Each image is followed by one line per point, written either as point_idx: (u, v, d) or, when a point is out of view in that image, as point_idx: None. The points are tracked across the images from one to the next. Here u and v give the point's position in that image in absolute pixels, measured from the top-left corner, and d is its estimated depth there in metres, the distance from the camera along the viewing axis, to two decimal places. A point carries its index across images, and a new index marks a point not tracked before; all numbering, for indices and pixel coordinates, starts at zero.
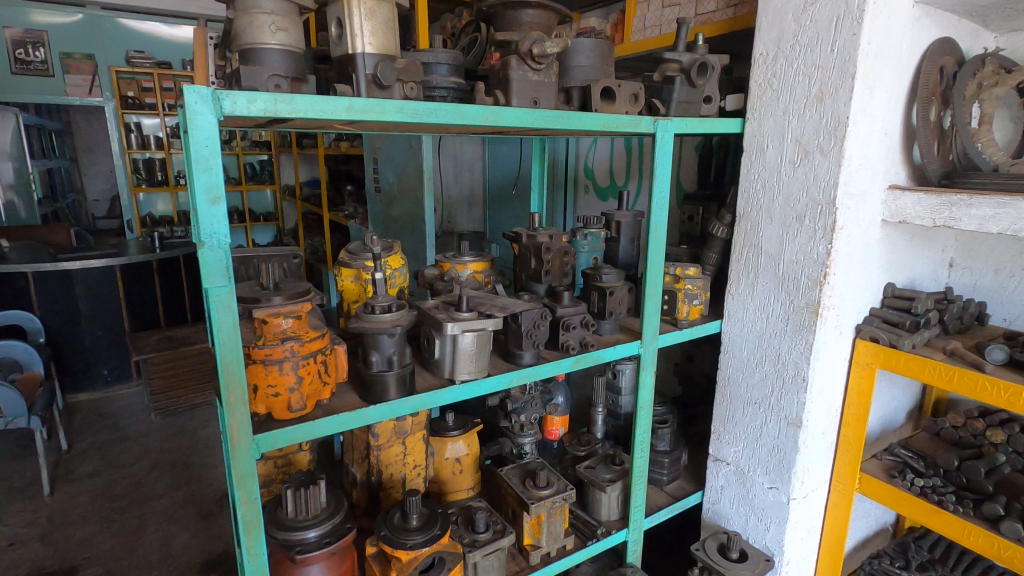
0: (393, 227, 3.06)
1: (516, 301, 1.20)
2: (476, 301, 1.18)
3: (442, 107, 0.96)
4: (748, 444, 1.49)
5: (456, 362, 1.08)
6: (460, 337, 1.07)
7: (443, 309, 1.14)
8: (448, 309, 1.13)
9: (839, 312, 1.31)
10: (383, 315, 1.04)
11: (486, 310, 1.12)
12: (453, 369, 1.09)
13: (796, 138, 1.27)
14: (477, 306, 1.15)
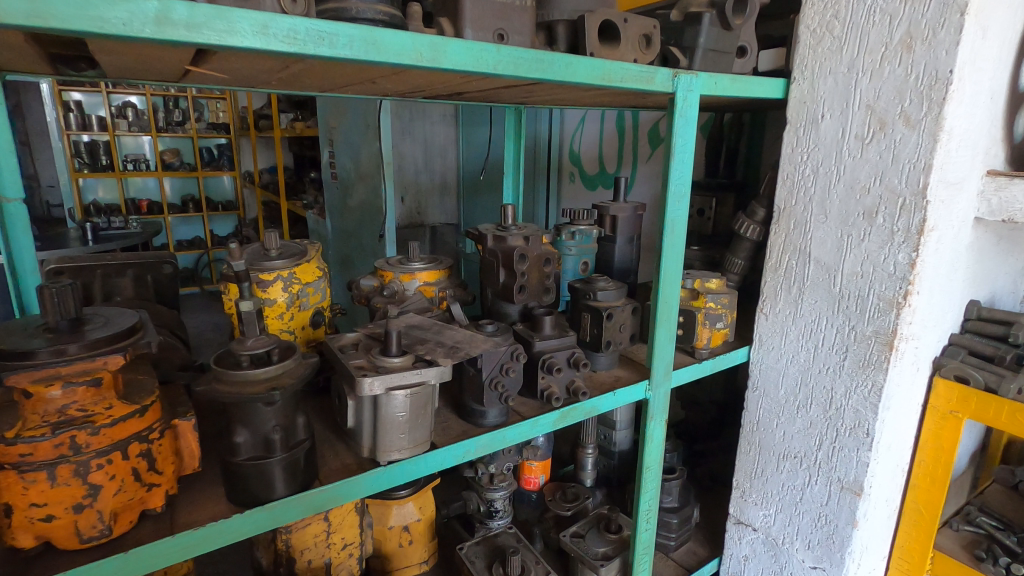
0: (351, 220, 2.65)
1: (475, 334, 0.83)
2: (416, 335, 0.81)
3: (342, 29, 0.57)
4: (784, 508, 1.14)
5: (380, 436, 0.71)
6: (383, 398, 0.69)
7: (364, 349, 0.76)
8: (371, 351, 0.75)
9: (919, 343, 0.96)
10: (258, 371, 0.63)
11: (427, 352, 0.75)
12: (376, 444, 0.72)
13: (867, 104, 0.92)
14: (416, 344, 0.77)
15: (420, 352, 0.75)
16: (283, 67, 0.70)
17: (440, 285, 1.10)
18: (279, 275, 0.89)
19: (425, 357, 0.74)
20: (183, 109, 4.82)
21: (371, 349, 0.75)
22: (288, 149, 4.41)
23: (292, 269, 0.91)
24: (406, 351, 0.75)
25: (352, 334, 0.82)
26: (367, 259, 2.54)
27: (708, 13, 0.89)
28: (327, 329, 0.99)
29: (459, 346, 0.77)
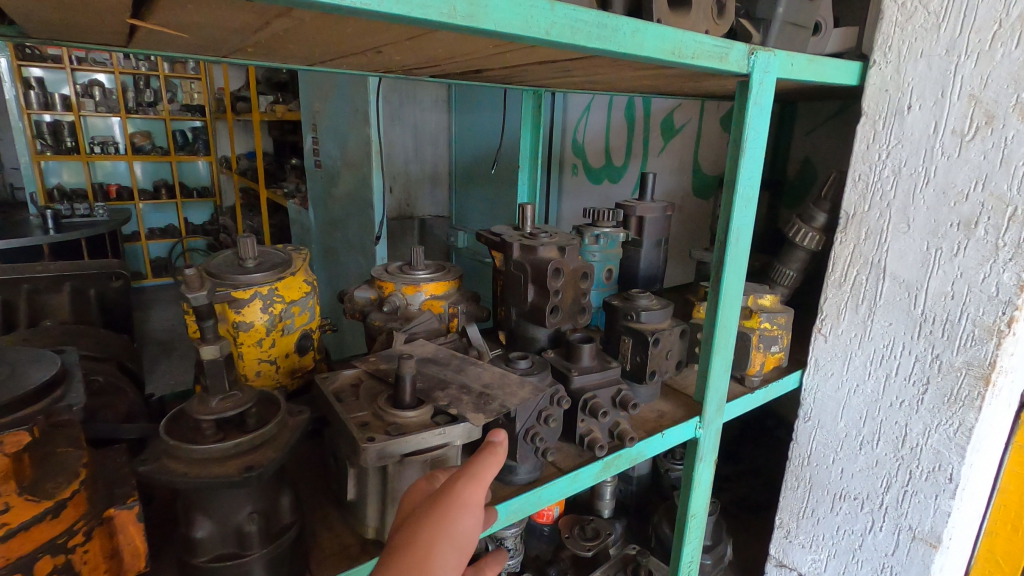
0: (336, 211, 2.45)
1: (505, 374, 0.67)
2: (431, 376, 0.65)
3: None
4: (839, 554, 1.01)
5: (391, 515, 0.54)
6: (398, 467, 0.53)
7: (368, 396, 0.60)
8: (377, 399, 0.59)
9: (1014, 376, 0.83)
10: (218, 443, 0.46)
11: (450, 403, 0.59)
12: (385, 524, 0.55)
13: (970, 93, 0.77)
14: (435, 390, 0.61)
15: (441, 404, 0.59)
16: (263, 25, 0.52)
17: (450, 300, 0.93)
18: (258, 292, 0.71)
19: (448, 409, 0.58)
20: (154, 89, 4.51)
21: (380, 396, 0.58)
22: (267, 133, 4.17)
23: (274, 285, 0.73)
24: (423, 400, 0.59)
25: (349, 371, 0.66)
26: (353, 254, 2.35)
27: None
28: (317, 354, 0.82)
29: (489, 394, 0.61)
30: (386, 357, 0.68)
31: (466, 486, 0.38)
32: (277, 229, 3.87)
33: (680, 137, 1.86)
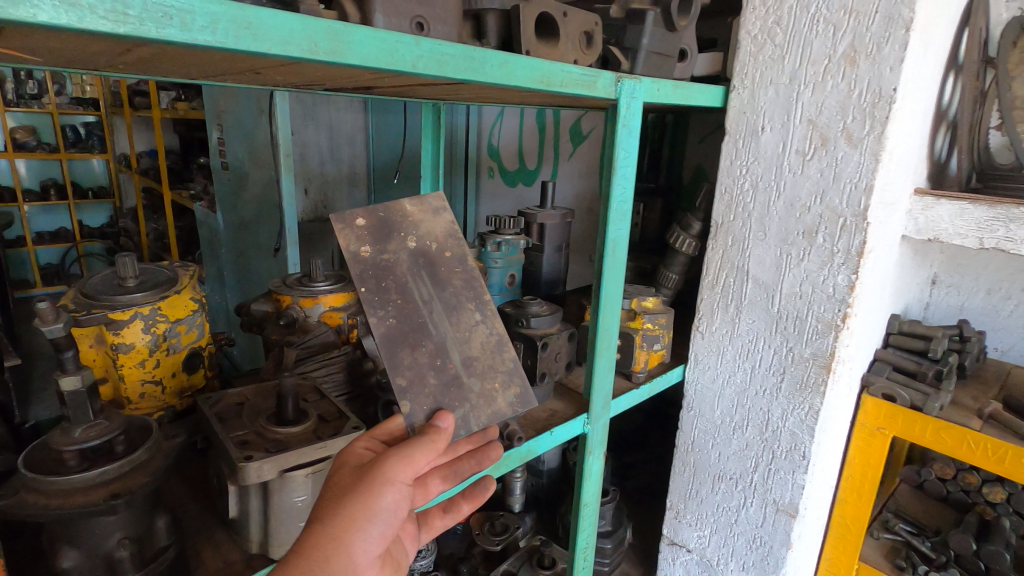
0: (246, 215, 2.36)
1: (497, 336, 0.68)
2: (429, 282, 0.63)
3: (198, 5, 0.42)
4: (720, 530, 1.11)
5: (275, 528, 0.57)
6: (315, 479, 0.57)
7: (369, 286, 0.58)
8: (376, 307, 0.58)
9: (851, 364, 0.95)
10: (89, 474, 0.52)
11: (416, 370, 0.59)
12: (268, 538, 0.57)
13: (808, 119, 0.87)
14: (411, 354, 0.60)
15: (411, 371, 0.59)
16: (124, 51, 0.52)
17: (349, 311, 0.94)
18: (138, 312, 0.70)
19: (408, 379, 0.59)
20: (38, 80, 4.13)
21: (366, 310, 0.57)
22: (170, 130, 3.92)
23: (156, 304, 0.72)
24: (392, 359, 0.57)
25: (233, 391, 0.67)
26: (265, 259, 2.27)
27: (652, 12, 0.80)
28: (208, 371, 0.82)
29: (472, 359, 0.65)
30: (382, 241, 0.61)
31: (388, 474, 0.50)
32: (184, 232, 3.66)
33: (586, 142, 1.95)
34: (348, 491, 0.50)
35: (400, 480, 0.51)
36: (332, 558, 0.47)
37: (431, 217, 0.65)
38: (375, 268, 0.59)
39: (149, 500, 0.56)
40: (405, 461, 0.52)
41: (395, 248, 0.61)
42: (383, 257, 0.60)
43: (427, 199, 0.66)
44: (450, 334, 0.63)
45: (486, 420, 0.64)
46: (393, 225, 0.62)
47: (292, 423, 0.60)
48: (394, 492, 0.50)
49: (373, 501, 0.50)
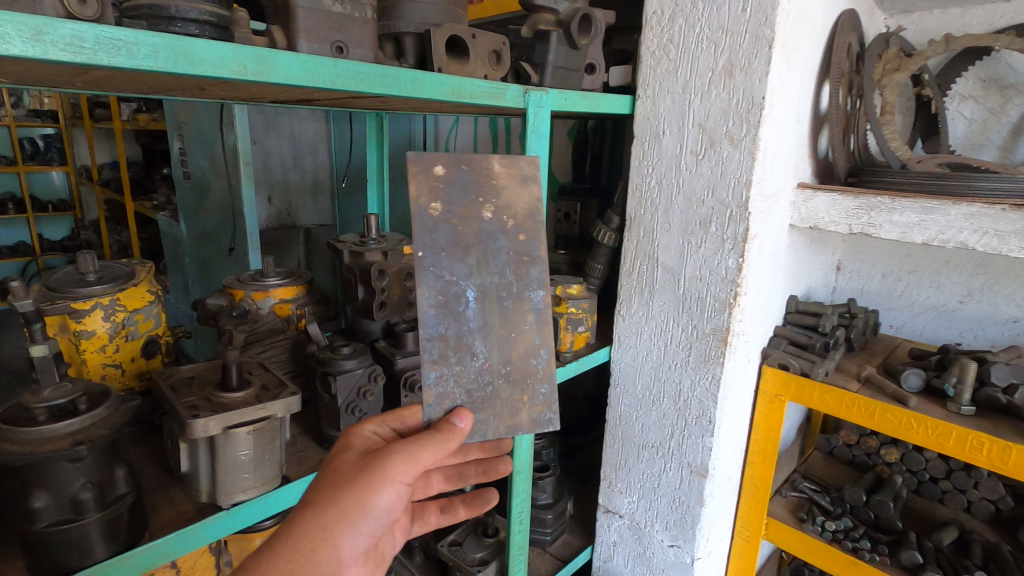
0: (208, 222, 2.41)
1: (543, 347, 0.74)
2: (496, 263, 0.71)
3: (142, 37, 0.51)
4: (646, 495, 1.23)
5: (220, 479, 0.66)
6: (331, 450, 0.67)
7: (438, 235, 0.67)
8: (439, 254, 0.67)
9: (748, 338, 1.08)
10: (53, 429, 0.60)
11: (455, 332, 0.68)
12: (215, 488, 0.66)
13: (698, 123, 1.01)
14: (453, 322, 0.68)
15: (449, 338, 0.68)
16: (81, 73, 0.62)
17: (298, 303, 1.04)
18: (99, 302, 0.78)
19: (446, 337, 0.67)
20: None
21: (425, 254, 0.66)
22: (133, 141, 3.93)
23: (115, 294, 0.80)
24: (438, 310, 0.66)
25: (186, 367, 0.76)
26: (227, 265, 2.33)
27: (555, 32, 0.93)
28: (165, 357, 0.90)
29: (510, 362, 0.71)
30: (463, 201, 0.69)
31: (383, 478, 0.59)
32: (148, 242, 3.67)
33: None
34: (349, 482, 0.59)
35: (395, 483, 0.60)
36: (320, 553, 0.54)
37: (516, 186, 0.72)
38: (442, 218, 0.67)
39: (110, 457, 0.65)
40: (408, 463, 0.61)
41: (470, 210, 0.69)
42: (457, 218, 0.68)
43: (515, 167, 0.73)
44: (496, 329, 0.71)
45: (505, 428, 0.71)
46: (476, 189, 0.70)
47: (236, 390, 0.69)
48: (388, 492, 0.59)
49: (370, 496, 0.58)
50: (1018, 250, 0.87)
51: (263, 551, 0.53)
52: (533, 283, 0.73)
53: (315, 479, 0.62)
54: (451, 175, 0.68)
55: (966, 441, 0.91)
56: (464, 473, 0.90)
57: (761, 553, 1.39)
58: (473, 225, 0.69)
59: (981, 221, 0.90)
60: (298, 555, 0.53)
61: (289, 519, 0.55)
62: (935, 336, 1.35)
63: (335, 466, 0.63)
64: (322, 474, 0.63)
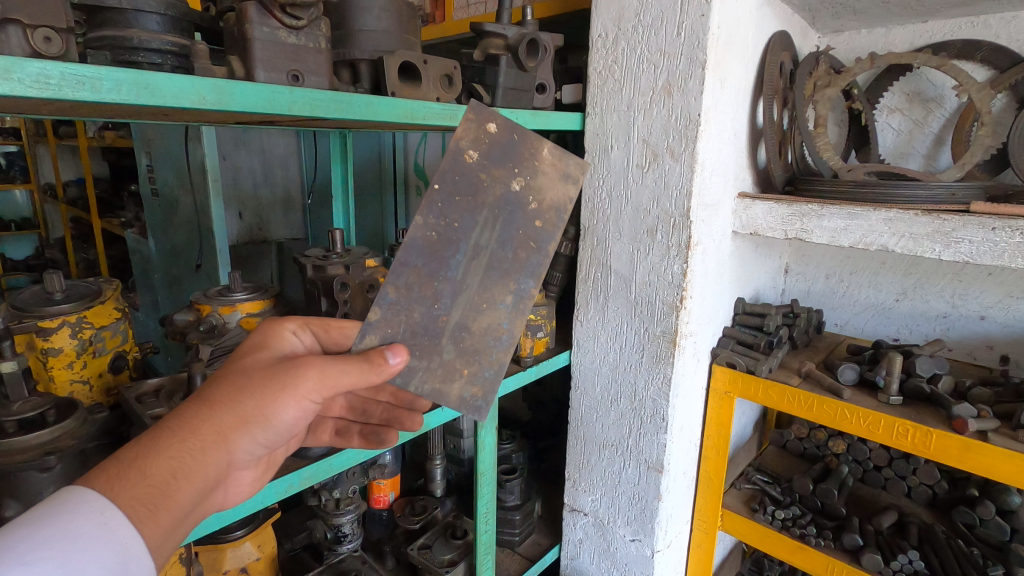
0: (177, 239, 2.42)
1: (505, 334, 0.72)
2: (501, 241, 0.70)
3: (105, 73, 0.55)
4: (607, 492, 1.28)
5: None
6: (246, 346, 0.64)
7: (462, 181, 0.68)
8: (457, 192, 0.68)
9: (696, 338, 1.15)
10: (26, 437, 0.65)
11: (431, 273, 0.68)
12: None
13: (642, 138, 1.08)
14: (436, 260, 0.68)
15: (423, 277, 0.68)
16: (48, 104, 0.65)
17: (264, 316, 1.07)
18: (66, 320, 0.81)
19: (427, 275, 0.68)
20: None
21: (441, 187, 0.67)
22: (99, 158, 3.89)
23: (82, 313, 0.83)
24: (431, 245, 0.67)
25: (152, 380, 0.80)
26: (197, 281, 2.33)
27: (504, 56, 1.00)
28: (132, 372, 0.93)
29: (468, 313, 0.70)
30: (497, 167, 0.69)
31: (294, 385, 0.57)
32: (116, 259, 3.62)
33: None
34: (255, 387, 0.56)
35: (304, 392, 0.57)
36: (209, 452, 0.52)
37: (552, 178, 0.71)
38: (469, 167, 0.68)
39: (78, 466, 0.68)
40: (320, 381, 0.58)
41: (492, 175, 0.69)
42: (483, 176, 0.68)
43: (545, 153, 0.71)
44: (466, 289, 0.70)
45: (431, 389, 0.69)
46: (513, 161, 0.70)
47: None
48: (294, 400, 0.57)
49: (272, 407, 0.56)
50: (931, 251, 0.95)
51: (147, 439, 0.51)
52: (527, 270, 0.72)
53: (221, 371, 0.59)
54: (484, 146, 0.69)
55: (893, 428, 0.98)
56: (369, 410, 0.88)
57: (722, 545, 1.45)
58: (500, 189, 0.69)
59: (898, 225, 0.98)
60: (185, 453, 0.51)
61: (182, 416, 0.53)
62: (875, 332, 1.44)
63: (245, 363, 0.60)
64: (229, 368, 0.59)
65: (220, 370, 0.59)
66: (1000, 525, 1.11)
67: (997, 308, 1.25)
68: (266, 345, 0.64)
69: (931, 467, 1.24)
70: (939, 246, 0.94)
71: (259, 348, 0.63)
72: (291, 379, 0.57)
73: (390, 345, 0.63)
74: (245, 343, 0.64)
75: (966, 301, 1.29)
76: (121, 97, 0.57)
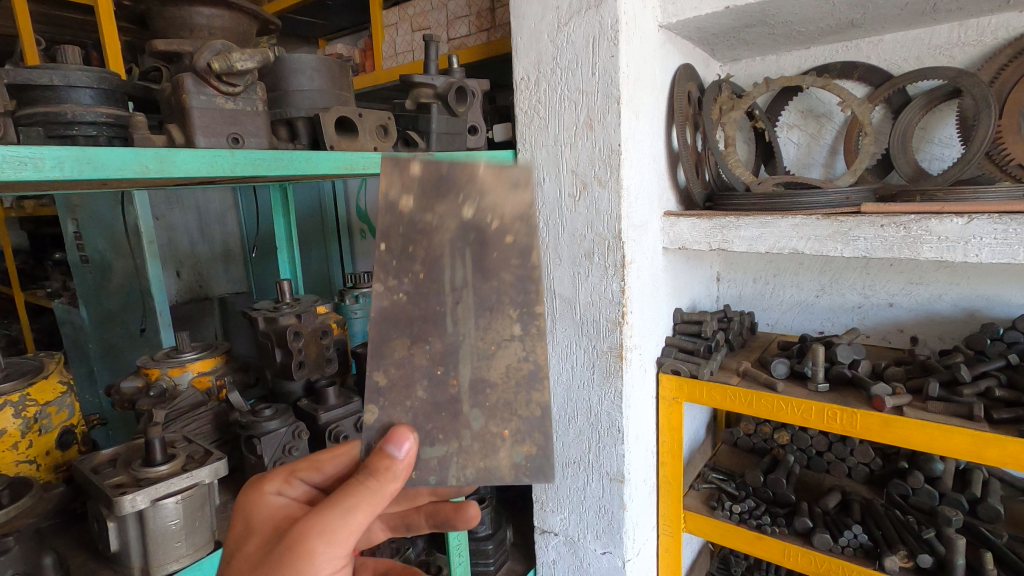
0: (110, 303, 2.32)
1: (532, 366, 0.60)
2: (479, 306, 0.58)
3: (48, 151, 0.57)
4: (574, 510, 1.32)
5: (152, 548, 0.73)
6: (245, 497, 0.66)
7: (461, 242, 0.56)
8: (513, 240, 0.56)
9: (640, 350, 1.22)
10: None
11: (513, 368, 0.59)
12: (147, 561, 0.74)
13: (571, 169, 1.16)
14: (429, 304, 0.57)
15: (507, 397, 0.60)
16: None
17: (216, 373, 1.09)
18: (9, 400, 0.80)
19: (537, 458, 0.61)
20: None
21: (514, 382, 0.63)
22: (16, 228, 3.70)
23: (25, 390, 0.83)
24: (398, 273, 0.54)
25: (107, 451, 0.83)
26: (137, 346, 2.24)
27: (435, 104, 1.08)
28: (81, 446, 0.92)
29: (484, 386, 0.60)
30: (433, 202, 0.55)
31: (316, 539, 0.54)
32: (42, 332, 3.41)
33: None
34: (278, 553, 0.54)
35: (327, 540, 0.54)
36: None
37: (502, 194, 0.55)
38: (485, 231, 0.56)
39: (34, 541, 0.71)
40: (330, 526, 0.54)
41: (445, 212, 0.55)
42: (427, 215, 0.55)
43: (511, 172, 0.55)
44: (468, 341, 0.58)
45: (474, 473, 0.61)
46: (451, 185, 0.55)
47: (161, 464, 0.76)
48: (321, 547, 0.54)
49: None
50: (836, 250, 1.06)
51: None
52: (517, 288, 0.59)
53: (239, 536, 0.61)
54: None
55: (824, 413, 1.07)
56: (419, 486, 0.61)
57: (689, 548, 1.51)
58: None
59: (804, 229, 1.09)
60: None
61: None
62: (802, 327, 1.56)
63: (271, 513, 0.63)
64: (252, 527, 0.61)
65: (243, 525, 0.62)
66: (929, 491, 1.22)
67: (902, 295, 1.39)
68: (260, 488, 0.66)
69: (866, 446, 1.34)
70: (841, 245, 1.05)
71: (255, 495, 0.65)
72: (314, 536, 0.54)
73: (393, 434, 0.55)
74: (246, 490, 0.66)
75: (875, 292, 1.42)
76: (69, 172, 0.58)
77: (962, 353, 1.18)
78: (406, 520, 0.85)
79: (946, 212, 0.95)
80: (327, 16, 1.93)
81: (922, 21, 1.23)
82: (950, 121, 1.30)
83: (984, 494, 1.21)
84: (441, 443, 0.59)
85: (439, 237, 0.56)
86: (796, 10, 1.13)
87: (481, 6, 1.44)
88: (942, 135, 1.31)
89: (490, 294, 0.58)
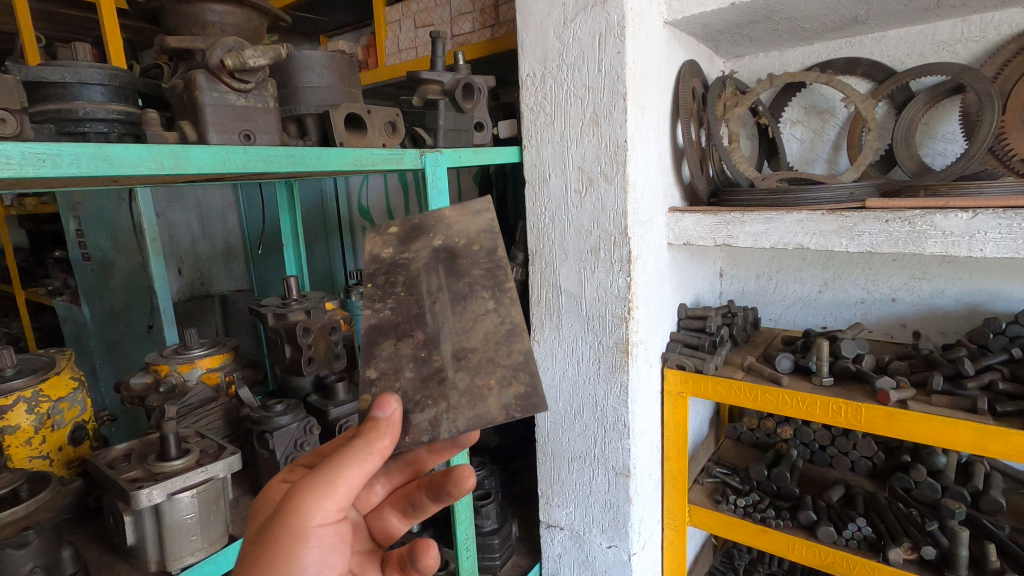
0: (113, 301, 2.32)
1: (511, 327, 0.62)
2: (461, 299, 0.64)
3: (65, 149, 0.57)
4: (580, 504, 1.33)
5: (167, 543, 0.74)
6: None
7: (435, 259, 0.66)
8: (479, 246, 0.66)
9: (646, 345, 1.22)
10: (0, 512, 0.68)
11: (491, 334, 0.62)
12: (163, 554, 0.74)
13: (577, 166, 1.16)
14: (410, 308, 0.64)
15: (490, 353, 0.61)
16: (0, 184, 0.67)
17: (225, 369, 1.10)
18: (21, 396, 0.81)
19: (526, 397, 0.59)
20: None
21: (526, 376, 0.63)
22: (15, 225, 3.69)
23: (37, 386, 0.83)
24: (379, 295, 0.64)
25: (121, 446, 0.84)
26: (142, 344, 2.24)
27: (442, 101, 1.08)
28: (93, 442, 0.92)
29: (465, 352, 0.62)
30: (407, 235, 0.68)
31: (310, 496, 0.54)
32: (44, 331, 3.41)
33: None
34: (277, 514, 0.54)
35: (321, 496, 0.54)
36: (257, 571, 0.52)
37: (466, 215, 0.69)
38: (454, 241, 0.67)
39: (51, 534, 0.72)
40: (323, 483, 0.54)
41: (419, 247, 0.67)
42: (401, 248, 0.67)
43: (472, 203, 0.69)
44: (448, 325, 0.63)
45: (467, 424, 0.58)
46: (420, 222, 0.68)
47: (175, 458, 0.77)
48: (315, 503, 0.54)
49: (289, 548, 0.53)
50: (841, 245, 1.07)
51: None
52: None
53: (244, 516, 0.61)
54: None
55: (829, 407, 1.08)
56: None
57: (693, 542, 1.52)
58: None
59: (810, 225, 1.09)
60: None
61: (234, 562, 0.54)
62: (805, 322, 1.56)
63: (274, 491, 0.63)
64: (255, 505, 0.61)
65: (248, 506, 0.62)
66: (931, 484, 1.23)
67: (905, 290, 1.40)
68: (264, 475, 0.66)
69: (868, 440, 1.35)
70: (846, 240, 1.06)
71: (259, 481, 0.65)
72: (308, 494, 0.54)
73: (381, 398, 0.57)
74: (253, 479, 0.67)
75: (877, 287, 1.43)
76: (85, 168, 0.58)
77: (965, 347, 1.19)
78: (409, 497, 0.77)
79: (950, 207, 0.95)
80: (328, 13, 1.92)
81: (926, 17, 1.24)
82: (953, 117, 1.31)
83: (986, 487, 1.22)
84: (429, 406, 0.59)
85: (416, 265, 0.66)
86: (801, 6, 1.13)
87: (486, 3, 1.44)
88: (945, 130, 1.32)
89: (464, 285, 0.64)
